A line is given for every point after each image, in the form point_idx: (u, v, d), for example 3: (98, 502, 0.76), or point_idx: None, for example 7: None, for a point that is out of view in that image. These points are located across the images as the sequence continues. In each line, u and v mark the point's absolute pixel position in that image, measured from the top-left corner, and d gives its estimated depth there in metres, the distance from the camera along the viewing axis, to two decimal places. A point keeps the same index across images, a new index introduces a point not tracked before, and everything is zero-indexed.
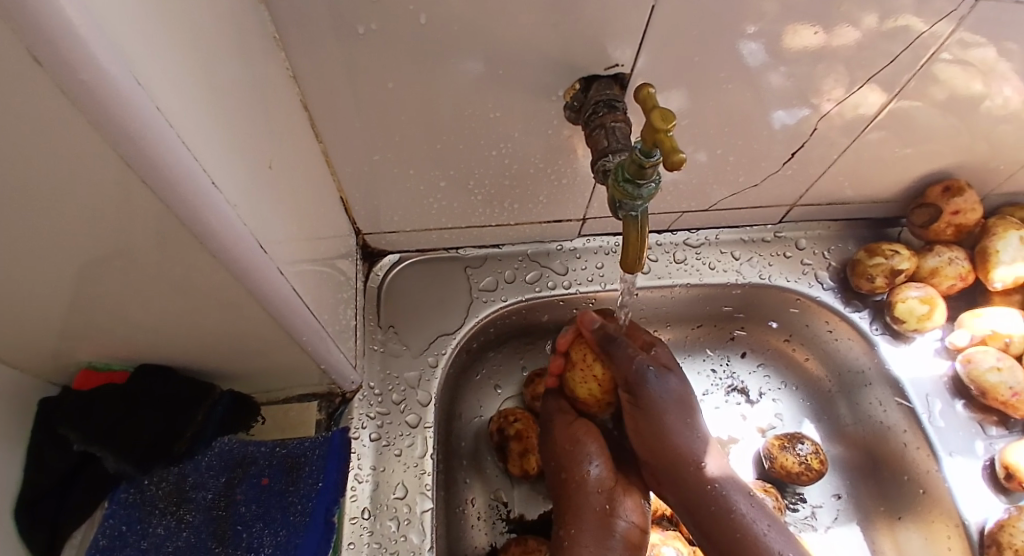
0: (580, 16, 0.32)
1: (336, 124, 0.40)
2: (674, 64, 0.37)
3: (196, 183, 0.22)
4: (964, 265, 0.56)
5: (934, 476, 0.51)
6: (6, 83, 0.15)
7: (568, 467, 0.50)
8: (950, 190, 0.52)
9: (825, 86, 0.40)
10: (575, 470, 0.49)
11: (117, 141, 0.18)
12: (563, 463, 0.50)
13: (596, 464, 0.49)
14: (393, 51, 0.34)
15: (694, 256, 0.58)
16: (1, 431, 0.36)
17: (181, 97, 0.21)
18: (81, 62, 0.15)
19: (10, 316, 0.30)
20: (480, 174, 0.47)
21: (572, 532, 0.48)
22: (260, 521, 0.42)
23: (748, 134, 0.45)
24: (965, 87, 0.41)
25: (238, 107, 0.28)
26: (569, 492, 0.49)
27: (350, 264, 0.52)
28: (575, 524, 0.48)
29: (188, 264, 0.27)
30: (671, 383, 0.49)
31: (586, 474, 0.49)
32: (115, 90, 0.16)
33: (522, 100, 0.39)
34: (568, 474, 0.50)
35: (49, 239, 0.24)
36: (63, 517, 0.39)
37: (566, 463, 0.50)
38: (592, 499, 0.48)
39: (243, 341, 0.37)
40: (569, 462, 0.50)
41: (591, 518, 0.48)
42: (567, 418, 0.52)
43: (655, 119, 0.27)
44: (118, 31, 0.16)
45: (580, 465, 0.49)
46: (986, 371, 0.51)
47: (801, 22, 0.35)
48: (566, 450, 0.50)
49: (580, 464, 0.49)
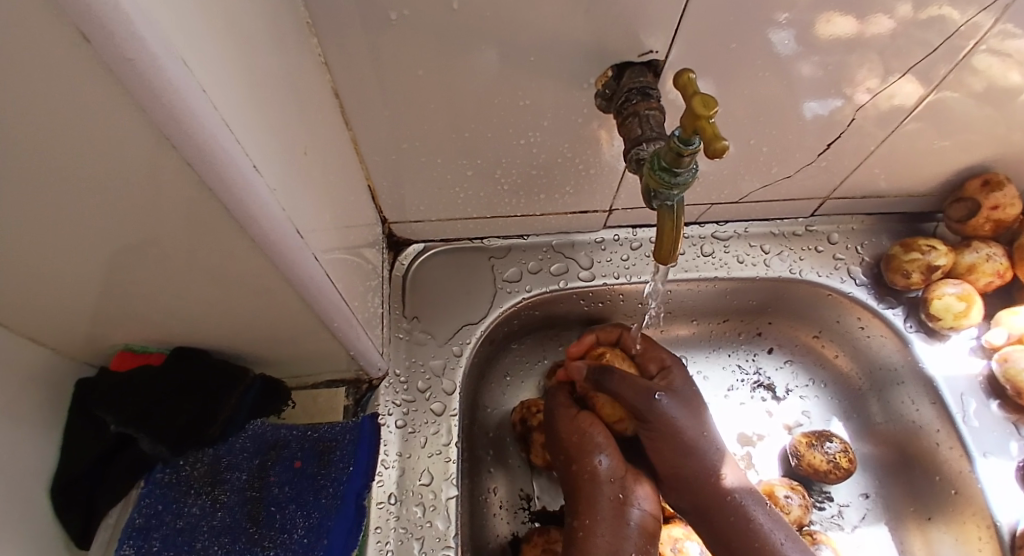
0: (613, 3, 0.32)
1: (364, 112, 0.40)
2: (708, 51, 0.36)
3: (236, 168, 0.22)
4: (1003, 262, 0.54)
5: (968, 476, 0.50)
6: (49, 59, 0.15)
7: (578, 459, 0.49)
8: (989, 183, 0.51)
9: (859, 76, 0.39)
10: (586, 462, 0.48)
11: (162, 124, 0.18)
12: (572, 454, 0.49)
13: (607, 455, 0.48)
14: (422, 39, 0.34)
15: (721, 249, 0.57)
16: (39, 411, 0.37)
17: (224, 84, 0.21)
18: (127, 39, 0.15)
19: (54, 298, 0.31)
20: (506, 164, 0.46)
21: (587, 523, 0.47)
22: (293, 503, 0.43)
23: (779, 125, 0.44)
24: (1005, 78, 0.40)
25: (274, 95, 0.28)
26: (580, 484, 0.48)
27: (377, 253, 0.52)
28: (585, 513, 0.47)
29: (227, 249, 0.27)
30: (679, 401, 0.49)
31: (597, 465, 0.48)
32: (158, 70, 0.16)
33: (550, 90, 0.39)
34: (579, 466, 0.48)
35: (94, 223, 0.24)
36: (98, 500, 0.39)
37: (576, 455, 0.49)
38: (604, 489, 0.47)
39: (275, 328, 0.38)
40: (579, 454, 0.49)
41: (605, 508, 0.47)
42: (570, 412, 0.51)
43: (697, 106, 0.27)
44: (160, 11, 0.16)
45: (591, 456, 0.48)
46: (1022, 369, 0.49)
47: (836, 12, 0.34)
48: (574, 442, 0.49)
49: (591, 454, 0.48)
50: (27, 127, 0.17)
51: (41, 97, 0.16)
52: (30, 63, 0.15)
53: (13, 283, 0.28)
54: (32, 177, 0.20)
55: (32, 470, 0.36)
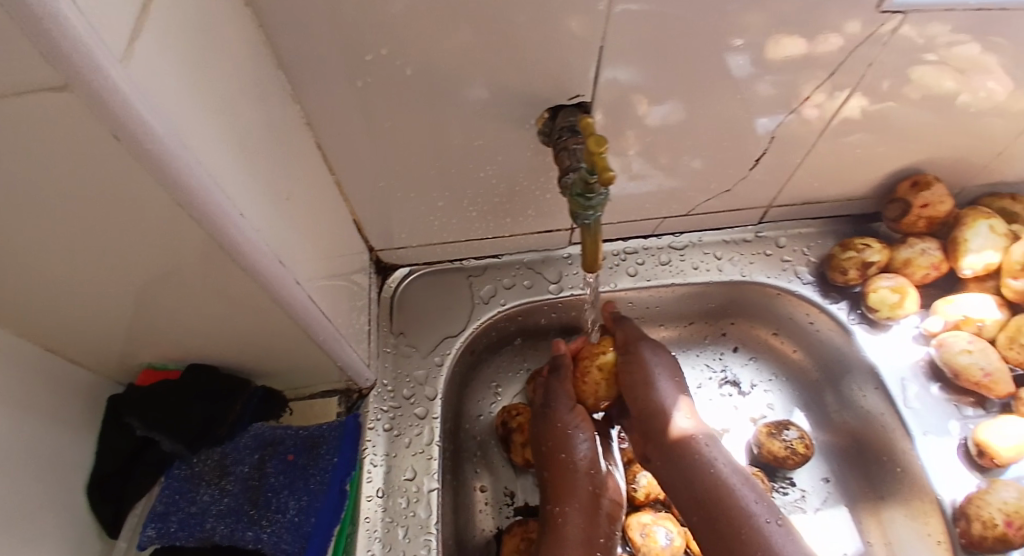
0: (537, 60, 0.39)
1: (344, 158, 0.48)
2: (627, 92, 0.43)
3: (228, 219, 0.30)
4: (936, 255, 0.57)
5: (909, 455, 0.53)
6: (94, 144, 0.22)
7: (563, 450, 0.54)
8: (919, 184, 0.56)
9: (806, 92, 0.45)
10: (569, 454, 0.54)
11: (173, 191, 0.26)
12: (559, 445, 0.54)
13: (585, 446, 0.55)
14: (386, 98, 0.41)
15: (678, 257, 0.63)
16: (78, 419, 0.44)
17: (216, 155, 0.29)
18: (145, 134, 0.22)
19: (92, 322, 0.38)
20: (471, 194, 0.53)
21: (563, 509, 0.53)
22: (287, 489, 0.48)
23: (733, 138, 0.50)
24: (941, 86, 0.45)
25: (261, 154, 0.35)
26: (560, 471, 0.54)
27: (365, 276, 0.59)
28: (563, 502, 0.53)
29: (225, 278, 0.34)
30: (671, 370, 0.55)
31: (576, 457, 0.54)
32: (168, 152, 0.24)
33: (500, 129, 0.45)
34: (564, 456, 0.54)
35: (116, 258, 0.31)
36: (123, 498, 0.46)
37: (562, 446, 0.54)
38: (580, 480, 0.54)
39: (273, 343, 0.44)
40: (564, 445, 0.54)
41: (581, 497, 0.53)
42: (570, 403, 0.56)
43: (591, 145, 0.33)
44: (169, 114, 0.24)
45: (572, 447, 0.54)
46: (957, 353, 0.53)
47: (783, 36, 0.39)
48: (563, 434, 0.54)
49: (573, 447, 0.54)
50: (71, 185, 0.25)
51: (83, 165, 0.23)
52: (80, 144, 0.22)
53: (52, 303, 0.35)
54: (68, 222, 0.27)
55: (69, 470, 0.43)
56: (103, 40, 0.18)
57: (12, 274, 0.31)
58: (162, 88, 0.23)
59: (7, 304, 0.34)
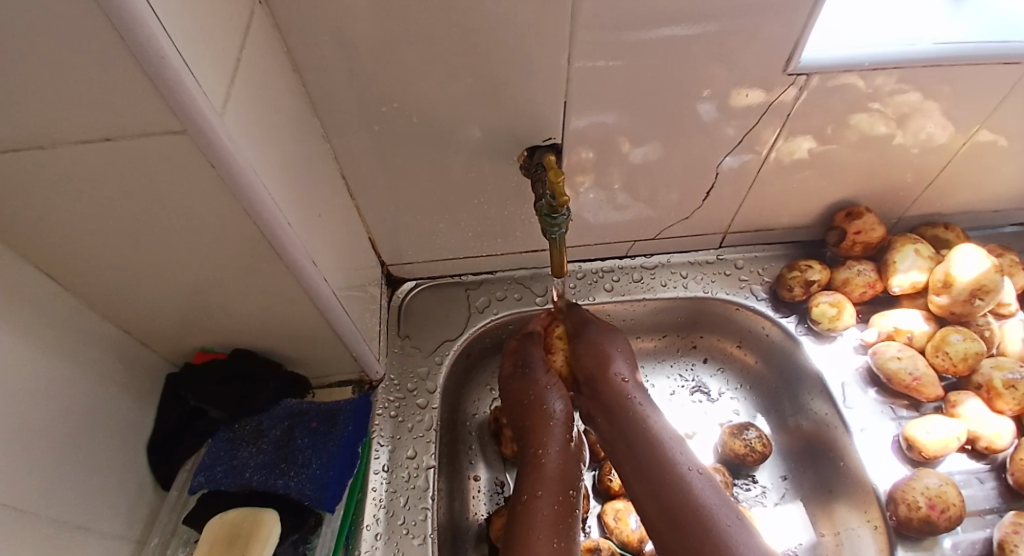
0: (515, 110, 0.50)
1: (364, 187, 0.59)
2: (590, 135, 0.54)
3: (280, 228, 0.41)
4: (871, 275, 0.66)
5: (849, 449, 0.60)
6: (198, 168, 0.33)
7: (539, 401, 0.60)
8: (851, 214, 0.65)
9: (767, 136, 0.56)
10: (545, 404, 0.60)
11: (247, 205, 0.37)
12: (534, 396, 0.60)
13: (559, 400, 0.60)
14: (398, 139, 0.53)
15: (649, 275, 0.72)
16: (141, 391, 0.54)
17: (274, 181, 0.40)
18: (231, 165, 0.34)
19: (163, 307, 0.48)
20: (468, 218, 0.64)
21: (540, 450, 0.58)
22: (310, 448, 0.57)
23: (697, 174, 0.60)
24: (873, 129, 0.56)
25: (302, 180, 0.47)
26: (536, 418, 0.59)
27: (377, 287, 0.69)
28: (544, 445, 0.58)
29: (268, 273, 0.45)
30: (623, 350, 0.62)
31: (552, 407, 0.60)
32: (244, 177, 0.35)
33: (489, 164, 0.57)
34: (540, 405, 0.60)
35: (190, 254, 0.42)
36: (173, 458, 0.56)
37: (538, 397, 0.60)
38: (556, 426, 0.59)
39: (300, 333, 0.54)
40: (539, 396, 0.60)
41: (557, 439, 0.58)
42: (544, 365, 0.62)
43: (552, 177, 0.44)
44: (246, 152, 0.35)
45: (547, 399, 0.60)
46: (888, 358, 0.61)
47: (746, 88, 0.50)
48: (538, 388, 0.61)
49: (548, 398, 0.60)
50: (174, 197, 0.36)
51: (187, 183, 0.34)
52: (188, 168, 0.33)
53: (137, 288, 0.45)
54: (164, 224, 0.38)
55: (130, 432, 0.53)
56: (207, 98, 0.30)
57: (115, 263, 0.42)
58: (242, 134, 0.35)
59: (105, 288, 0.45)
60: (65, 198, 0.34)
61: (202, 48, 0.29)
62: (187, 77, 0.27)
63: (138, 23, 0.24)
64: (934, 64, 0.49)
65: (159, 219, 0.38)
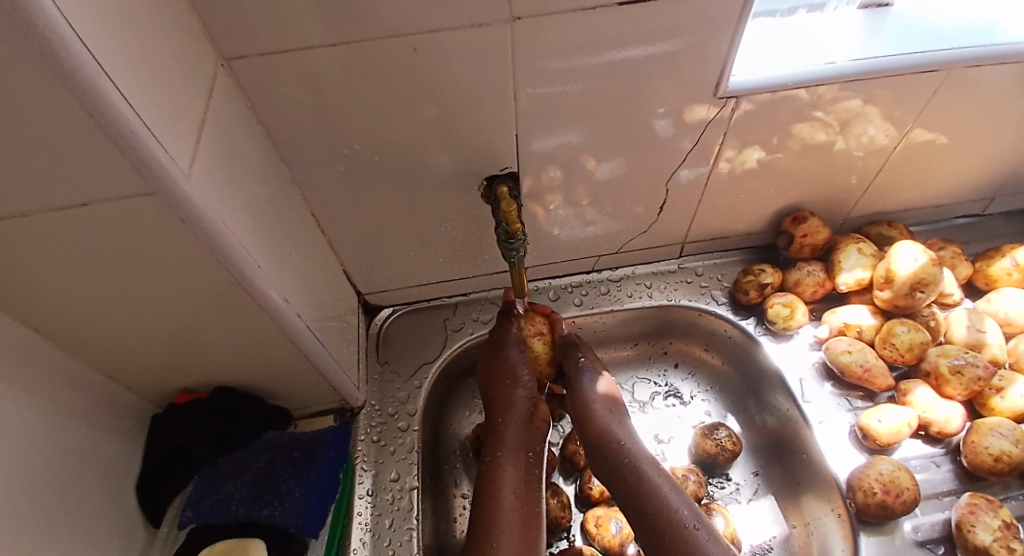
0: (471, 143, 0.54)
1: (335, 223, 0.62)
2: (543, 160, 0.58)
3: (251, 272, 0.43)
4: (821, 275, 0.70)
5: (811, 442, 0.64)
6: (170, 224, 0.36)
7: (507, 378, 0.63)
8: (797, 219, 0.70)
9: (720, 149, 0.60)
10: (512, 379, 0.63)
11: (217, 254, 0.40)
12: (502, 374, 0.64)
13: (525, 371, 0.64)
14: (364, 177, 0.56)
15: (615, 288, 0.76)
16: (125, 435, 0.55)
17: (244, 228, 0.43)
18: (201, 221, 0.37)
19: (144, 353, 0.50)
20: (437, 245, 0.67)
21: (502, 420, 0.62)
22: (291, 478, 0.60)
23: (652, 188, 0.64)
24: (814, 137, 0.61)
25: (273, 222, 0.49)
26: (502, 395, 0.63)
27: (355, 316, 0.72)
28: (507, 415, 0.62)
29: (243, 313, 0.47)
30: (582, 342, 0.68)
31: (518, 379, 0.63)
32: (213, 230, 0.38)
33: (452, 194, 0.60)
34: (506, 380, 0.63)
35: (167, 301, 0.44)
36: (159, 498, 0.57)
37: (505, 374, 0.63)
38: (520, 400, 0.63)
39: (279, 368, 0.57)
40: (507, 372, 0.63)
41: (518, 413, 0.62)
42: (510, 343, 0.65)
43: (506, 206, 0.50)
44: (215, 206, 0.38)
45: (514, 375, 0.63)
46: (840, 353, 0.65)
47: (696, 105, 0.54)
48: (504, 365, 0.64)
49: (515, 373, 0.63)
50: (149, 250, 0.38)
51: (159, 238, 0.37)
52: (161, 225, 0.36)
53: (116, 335, 0.47)
54: (140, 275, 0.41)
55: (116, 476, 0.54)
56: (173, 161, 0.33)
57: (94, 313, 0.44)
58: (211, 189, 0.38)
59: (86, 338, 0.46)
60: (44, 258, 0.37)
61: (166, 117, 0.33)
62: (155, 146, 0.31)
63: (105, 101, 0.27)
64: (855, 80, 0.54)
65: (134, 271, 0.40)
